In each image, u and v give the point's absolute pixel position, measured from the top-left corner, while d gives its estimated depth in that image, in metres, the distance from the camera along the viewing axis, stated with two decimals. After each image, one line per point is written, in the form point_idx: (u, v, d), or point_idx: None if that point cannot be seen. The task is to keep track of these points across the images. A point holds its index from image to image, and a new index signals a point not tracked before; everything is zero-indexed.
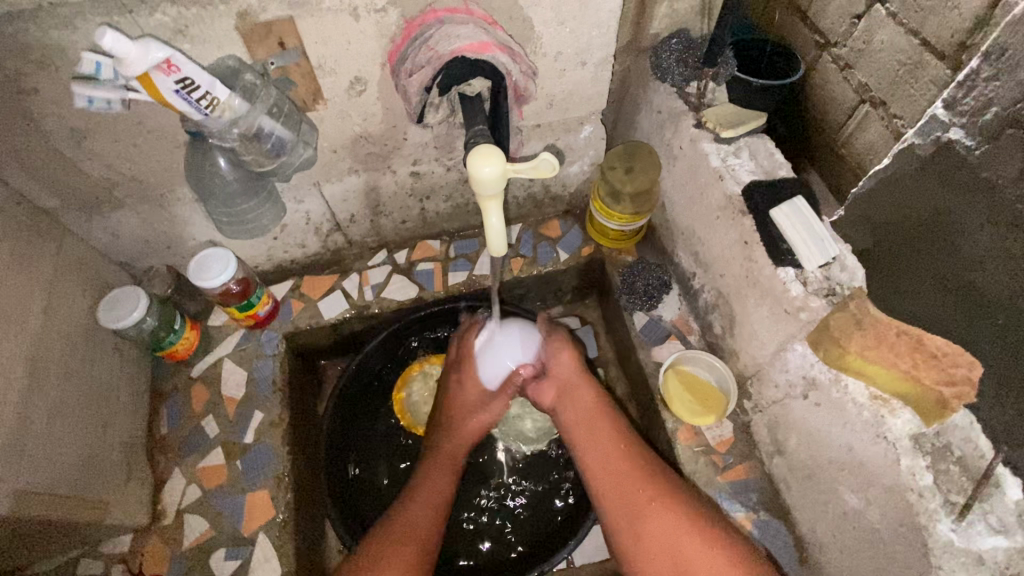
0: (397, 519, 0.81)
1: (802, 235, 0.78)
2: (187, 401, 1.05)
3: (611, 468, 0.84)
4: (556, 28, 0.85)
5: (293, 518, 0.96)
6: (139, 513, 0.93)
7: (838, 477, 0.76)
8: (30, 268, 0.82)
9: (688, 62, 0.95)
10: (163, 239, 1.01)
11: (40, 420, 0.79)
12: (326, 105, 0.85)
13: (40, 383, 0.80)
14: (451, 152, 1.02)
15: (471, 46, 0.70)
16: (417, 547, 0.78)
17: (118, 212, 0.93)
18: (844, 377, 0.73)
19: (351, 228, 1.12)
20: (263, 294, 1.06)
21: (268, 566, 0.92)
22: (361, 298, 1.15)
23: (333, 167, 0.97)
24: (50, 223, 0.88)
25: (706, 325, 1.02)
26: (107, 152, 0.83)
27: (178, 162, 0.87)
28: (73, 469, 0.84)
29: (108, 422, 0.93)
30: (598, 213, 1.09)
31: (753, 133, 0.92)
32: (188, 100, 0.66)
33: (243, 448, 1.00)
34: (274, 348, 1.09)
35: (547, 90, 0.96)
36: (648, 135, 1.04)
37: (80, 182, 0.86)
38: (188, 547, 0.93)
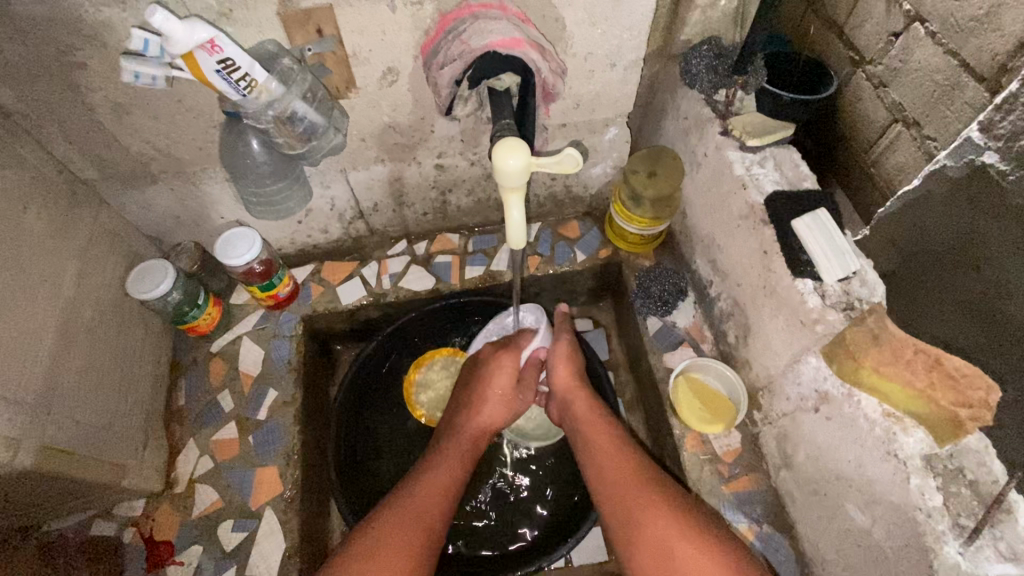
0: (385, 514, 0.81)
1: (822, 245, 0.78)
2: (205, 375, 1.07)
3: (608, 464, 0.85)
4: (587, 29, 0.86)
5: (299, 495, 0.98)
6: (152, 480, 0.96)
7: (844, 492, 0.75)
8: (66, 235, 0.86)
9: (718, 69, 0.95)
10: (193, 216, 1.04)
11: (67, 381, 0.82)
12: (358, 94, 0.87)
13: (69, 346, 0.83)
14: (476, 147, 1.03)
15: (503, 41, 0.71)
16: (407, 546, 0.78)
17: (152, 187, 0.96)
18: (857, 392, 0.72)
19: (374, 216, 1.14)
20: (285, 276, 1.09)
21: (273, 539, 0.94)
22: (379, 286, 1.17)
23: (360, 154, 0.99)
24: (88, 192, 0.92)
25: (719, 334, 1.02)
26: (146, 128, 0.86)
27: (213, 141, 0.90)
28: (94, 431, 0.86)
29: (129, 388, 0.95)
30: (618, 216, 1.10)
31: (780, 144, 0.91)
32: (227, 80, 0.69)
33: (256, 424, 1.03)
34: (291, 330, 1.12)
35: (574, 89, 0.97)
36: (673, 141, 1.04)
37: (119, 155, 0.89)
38: (197, 515, 0.96)
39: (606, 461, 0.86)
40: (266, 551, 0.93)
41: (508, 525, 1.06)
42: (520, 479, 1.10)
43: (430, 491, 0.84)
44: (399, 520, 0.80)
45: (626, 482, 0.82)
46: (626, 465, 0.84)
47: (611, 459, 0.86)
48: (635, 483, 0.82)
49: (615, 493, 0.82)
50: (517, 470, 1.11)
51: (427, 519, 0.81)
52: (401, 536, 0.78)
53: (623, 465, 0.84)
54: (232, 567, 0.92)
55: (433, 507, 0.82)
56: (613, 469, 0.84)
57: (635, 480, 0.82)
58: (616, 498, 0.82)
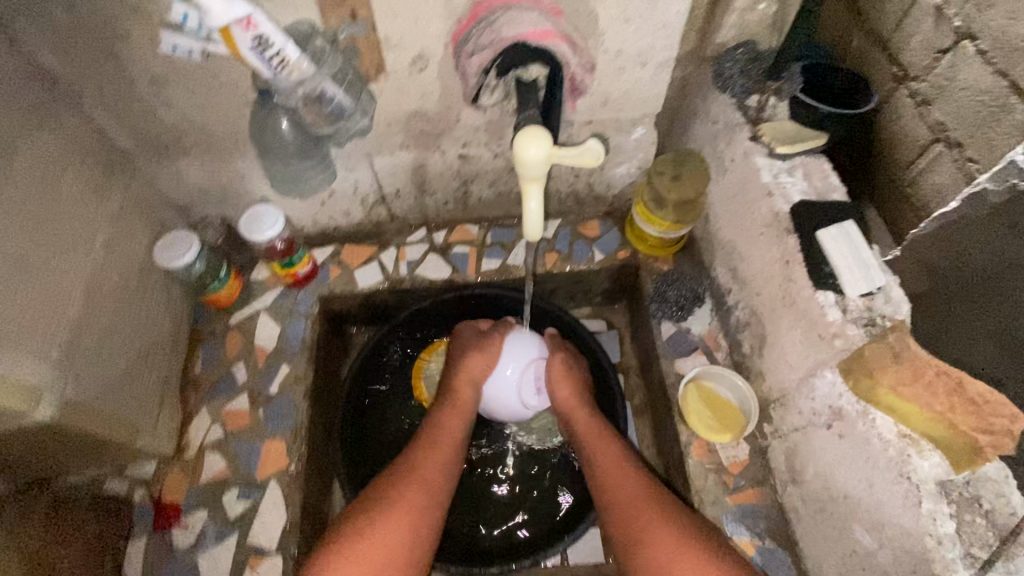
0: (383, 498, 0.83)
1: (847, 260, 0.77)
2: (222, 346, 1.10)
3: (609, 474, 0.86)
4: (620, 25, 0.86)
5: (304, 471, 0.99)
6: (165, 443, 0.99)
7: (852, 513, 0.74)
8: (99, 200, 0.89)
9: (751, 73, 0.95)
10: (221, 191, 1.06)
11: (91, 341, 0.85)
12: (387, 79, 0.88)
13: (95, 306, 0.86)
14: (500, 139, 1.03)
15: (535, 33, 0.71)
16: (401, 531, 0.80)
17: (184, 159, 0.99)
18: (873, 411, 0.70)
19: (395, 202, 1.15)
20: (305, 256, 1.11)
21: (275, 511, 0.95)
22: (396, 272, 1.18)
23: (385, 139, 1.00)
24: (123, 160, 0.95)
25: (734, 343, 1.00)
26: (181, 101, 0.88)
27: (244, 118, 0.92)
28: (114, 392, 0.89)
29: (149, 353, 0.98)
30: (640, 218, 1.09)
31: (812, 153, 0.89)
32: (260, 57, 0.70)
33: (267, 398, 1.05)
34: (308, 309, 1.13)
35: (603, 86, 0.96)
36: (701, 145, 1.03)
37: (155, 126, 0.92)
38: (205, 482, 0.98)
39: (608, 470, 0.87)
40: (268, 522, 0.94)
41: (506, 515, 1.06)
42: (522, 474, 1.09)
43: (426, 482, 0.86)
44: (397, 507, 0.82)
45: (628, 491, 0.83)
46: (626, 476, 0.85)
47: (614, 468, 0.87)
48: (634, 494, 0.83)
49: (615, 503, 0.83)
50: (519, 464, 1.10)
51: (422, 506, 0.83)
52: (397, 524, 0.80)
53: (624, 477, 0.85)
54: (235, 535, 0.94)
55: (427, 490, 0.85)
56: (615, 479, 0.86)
57: (635, 491, 0.83)
58: (616, 506, 0.83)
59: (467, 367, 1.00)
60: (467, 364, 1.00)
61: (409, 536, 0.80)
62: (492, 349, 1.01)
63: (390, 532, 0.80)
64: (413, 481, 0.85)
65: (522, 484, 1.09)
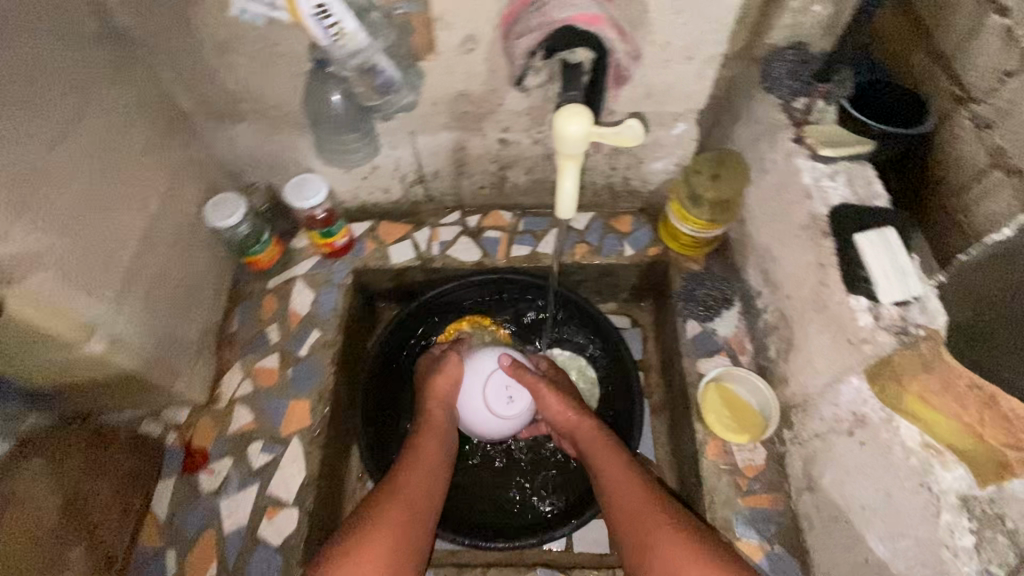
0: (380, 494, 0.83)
1: (886, 268, 0.75)
2: (258, 307, 1.15)
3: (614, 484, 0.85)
4: (670, 17, 0.86)
5: (324, 432, 1.03)
6: (199, 392, 1.04)
7: (868, 522, 0.72)
8: (159, 157, 0.94)
9: (800, 74, 0.93)
10: (269, 158, 1.11)
11: (142, 286, 0.90)
12: (436, 58, 0.90)
13: (147, 254, 0.91)
14: (540, 125, 1.05)
15: (582, 17, 0.73)
16: (399, 527, 0.79)
17: (239, 125, 1.04)
18: (898, 419, 0.69)
19: (433, 182, 1.18)
20: (343, 228, 1.15)
21: (296, 467, 0.99)
22: (428, 251, 1.21)
23: (429, 119, 1.03)
24: (183, 121, 1.01)
25: (761, 347, 0.99)
26: (242, 67, 0.93)
27: (298, 87, 0.96)
28: (158, 336, 0.94)
29: (192, 305, 1.04)
30: (674, 216, 1.08)
31: (855, 159, 0.87)
32: (319, 25, 0.73)
33: (296, 360, 1.09)
34: (341, 280, 1.17)
35: (647, 79, 0.96)
36: (742, 146, 1.02)
37: (216, 91, 0.97)
38: (232, 433, 1.03)
39: (614, 478, 0.86)
40: (288, 476, 0.98)
41: (516, 496, 1.08)
42: (535, 457, 1.11)
43: (419, 480, 0.86)
44: (392, 503, 0.81)
45: (634, 502, 0.82)
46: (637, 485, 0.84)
47: (624, 475, 0.86)
48: (643, 503, 0.81)
49: (624, 511, 0.82)
50: (532, 447, 1.11)
51: (419, 502, 0.83)
52: (392, 518, 0.79)
53: (631, 484, 0.84)
54: (256, 485, 0.98)
55: (417, 492, 0.85)
56: (620, 489, 0.85)
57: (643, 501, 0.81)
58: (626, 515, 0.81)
59: (434, 388, 1.00)
60: (435, 386, 1.00)
61: (406, 534, 0.79)
62: (456, 368, 1.01)
63: (390, 524, 0.78)
64: (402, 486, 0.84)
65: (535, 467, 1.10)
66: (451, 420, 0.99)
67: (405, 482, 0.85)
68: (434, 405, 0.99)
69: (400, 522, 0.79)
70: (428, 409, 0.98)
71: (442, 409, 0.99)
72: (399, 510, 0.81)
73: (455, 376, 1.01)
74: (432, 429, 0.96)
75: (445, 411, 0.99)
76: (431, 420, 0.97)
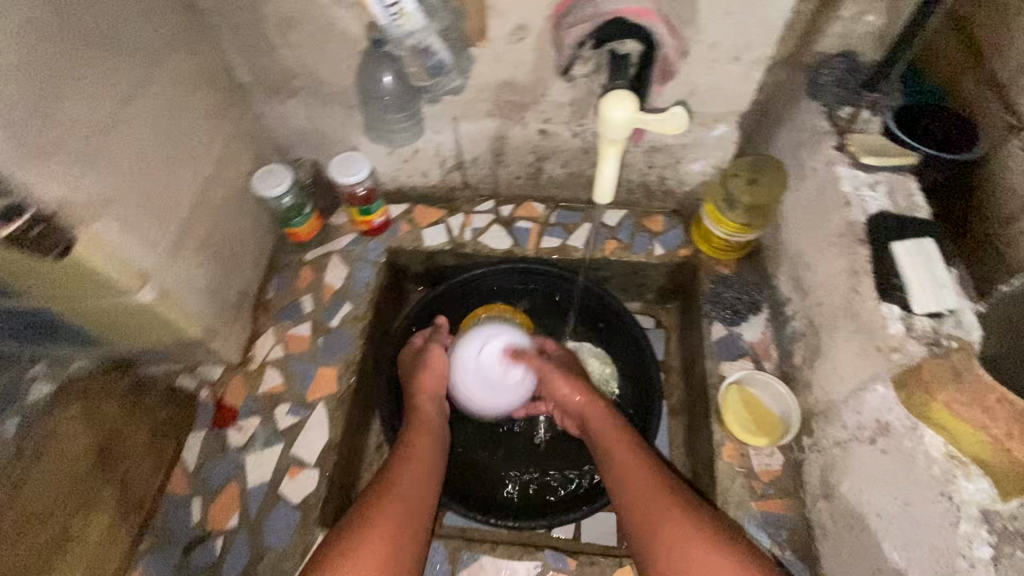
0: (379, 485, 0.83)
1: (923, 280, 0.75)
2: (295, 277, 1.19)
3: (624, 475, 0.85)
4: (720, 17, 0.87)
5: (349, 400, 1.07)
6: (233, 352, 1.09)
7: (884, 531, 0.71)
8: (217, 124, 0.99)
9: (847, 83, 0.93)
10: (317, 135, 1.16)
11: (191, 244, 0.95)
12: (487, 45, 0.93)
13: (198, 214, 0.96)
14: (581, 119, 1.06)
15: (632, 9, 0.74)
16: (401, 516, 0.79)
17: (292, 100, 1.09)
18: (922, 428, 0.68)
19: (471, 169, 1.21)
20: (381, 207, 1.18)
21: (319, 431, 1.03)
22: (461, 236, 1.23)
23: (473, 105, 1.06)
24: (241, 93, 1.06)
25: (786, 355, 0.99)
26: (300, 43, 0.97)
27: (351, 66, 1.00)
28: (202, 294, 0.99)
29: (234, 268, 1.08)
30: (708, 218, 1.09)
31: (897, 170, 0.86)
32: (381, 4, 0.76)
33: (327, 330, 1.13)
34: (375, 257, 1.21)
35: (692, 78, 0.97)
36: (782, 152, 1.02)
37: (273, 66, 1.02)
38: (262, 393, 1.07)
39: (624, 467, 0.86)
40: (312, 438, 1.02)
41: (527, 481, 1.10)
42: (550, 445, 1.12)
43: (415, 469, 0.87)
44: (391, 494, 0.81)
45: (644, 494, 0.81)
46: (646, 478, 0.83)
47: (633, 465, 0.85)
48: (655, 495, 0.80)
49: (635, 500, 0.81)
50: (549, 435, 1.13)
51: (417, 491, 0.84)
52: (391, 508, 0.80)
53: (640, 476, 0.83)
54: (280, 444, 1.02)
55: (415, 481, 0.85)
56: (631, 479, 0.84)
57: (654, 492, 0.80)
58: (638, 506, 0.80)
59: (421, 384, 1.01)
60: (421, 381, 1.01)
61: (408, 522, 0.79)
62: (439, 360, 1.03)
63: (391, 513, 0.79)
64: (400, 476, 0.85)
65: (549, 455, 1.12)
66: (439, 415, 1.00)
67: (402, 471, 0.86)
68: (422, 399, 1.00)
69: (401, 510, 0.80)
70: (417, 403, 1.00)
71: (432, 401, 1.00)
72: (398, 500, 0.81)
73: (438, 370, 1.02)
74: (422, 423, 0.97)
75: (434, 406, 1.00)
76: (421, 413, 0.98)
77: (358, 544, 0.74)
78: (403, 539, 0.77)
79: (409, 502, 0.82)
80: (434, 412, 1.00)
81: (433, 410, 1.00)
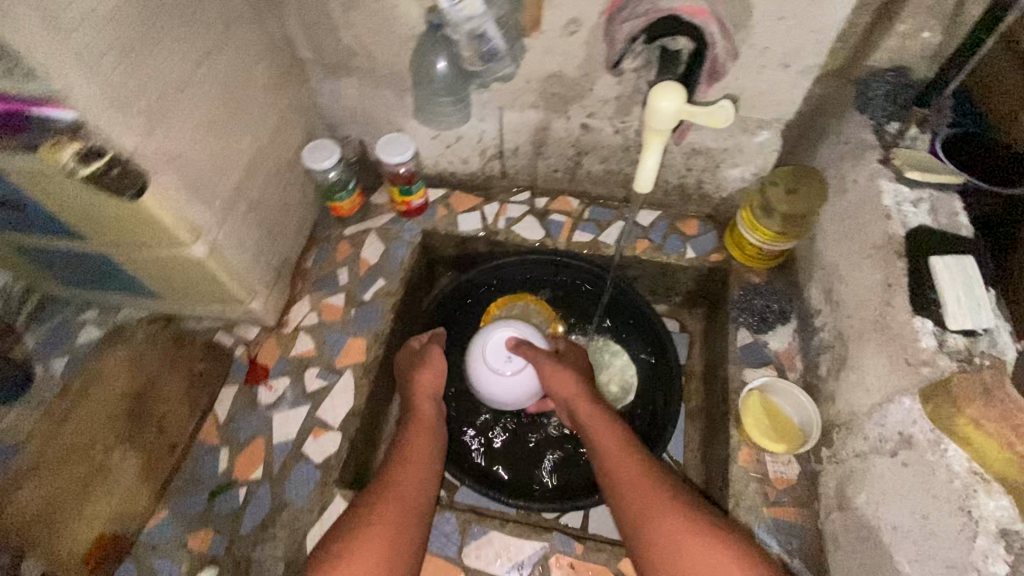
0: (379, 485, 0.86)
1: (958, 294, 0.74)
2: (333, 250, 1.24)
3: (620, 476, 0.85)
4: (773, 22, 0.88)
5: (374, 371, 1.10)
6: (270, 314, 1.14)
7: (898, 544, 0.71)
8: (275, 96, 1.04)
9: (898, 99, 0.92)
10: (366, 114, 1.20)
11: (242, 206, 1.00)
12: (539, 36, 0.96)
13: (251, 179, 1.01)
14: (624, 116, 1.08)
15: (689, 8, 0.75)
16: (396, 517, 0.81)
17: (347, 79, 1.13)
18: (947, 442, 0.68)
19: (511, 159, 1.24)
20: (421, 189, 1.21)
21: (345, 397, 1.07)
22: (495, 224, 1.26)
23: (520, 95, 1.09)
24: (299, 68, 1.11)
25: (811, 366, 0.98)
26: (360, 24, 1.01)
27: (407, 49, 1.04)
28: (248, 255, 1.04)
29: (278, 235, 1.13)
30: (743, 224, 1.09)
31: (944, 188, 0.86)
32: None
33: (359, 302, 1.17)
34: (411, 238, 1.25)
35: (739, 82, 0.98)
36: (824, 163, 1.02)
37: (333, 45, 1.07)
38: (293, 356, 1.12)
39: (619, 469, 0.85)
40: (337, 403, 1.06)
41: (540, 467, 1.11)
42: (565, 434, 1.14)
43: (412, 470, 0.89)
44: (387, 498, 0.83)
45: (639, 498, 0.81)
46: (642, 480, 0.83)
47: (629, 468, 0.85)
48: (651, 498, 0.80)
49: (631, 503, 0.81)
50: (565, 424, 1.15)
51: (414, 491, 0.86)
52: (387, 508, 0.82)
53: (635, 479, 0.83)
54: (307, 406, 1.06)
55: (411, 483, 0.87)
56: (627, 482, 0.84)
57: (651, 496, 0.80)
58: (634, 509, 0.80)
59: (418, 383, 1.02)
60: (418, 379, 1.02)
61: (404, 520, 0.82)
62: (439, 359, 1.04)
63: (387, 514, 0.81)
64: (397, 479, 0.86)
65: (563, 444, 1.13)
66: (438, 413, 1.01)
67: (399, 473, 0.87)
68: (419, 397, 1.01)
69: (396, 511, 0.82)
70: (416, 401, 1.01)
71: (429, 400, 1.01)
72: (394, 502, 0.83)
73: (436, 369, 1.03)
74: (421, 421, 0.98)
75: (431, 405, 1.01)
76: (419, 411, 0.99)
77: (356, 543, 0.77)
78: (399, 537, 0.80)
79: (405, 502, 0.84)
80: (431, 411, 1.00)
81: (430, 408, 1.00)
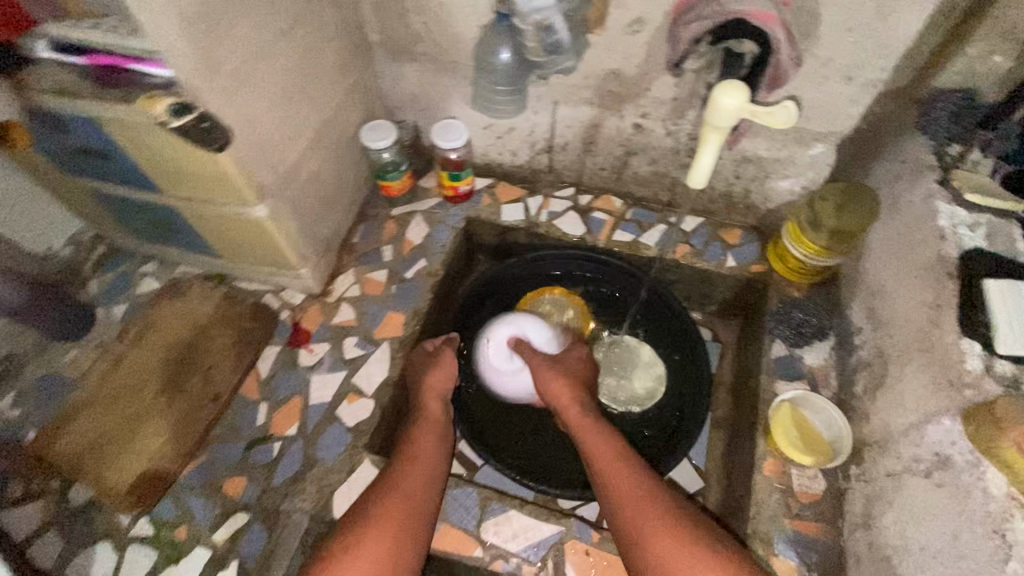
0: (385, 482, 0.89)
1: (1009, 320, 0.73)
2: (380, 227, 1.28)
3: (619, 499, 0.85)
4: (840, 34, 0.88)
5: (410, 346, 1.14)
6: (317, 282, 1.19)
7: (924, 564, 0.70)
8: (343, 74, 1.09)
9: (964, 119, 0.91)
10: (425, 99, 1.24)
11: (304, 174, 1.05)
12: (603, 33, 0.98)
13: (314, 150, 1.07)
14: (678, 118, 1.09)
15: (757, 13, 0.76)
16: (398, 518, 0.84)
17: (410, 64, 1.18)
18: (985, 464, 0.67)
19: (560, 154, 1.26)
20: (469, 175, 1.25)
21: (380, 367, 1.11)
22: (537, 217, 1.28)
23: (576, 91, 1.11)
24: (367, 50, 1.16)
25: (846, 383, 0.97)
26: (430, 11, 1.06)
27: (472, 37, 1.07)
28: (304, 222, 1.09)
29: (331, 207, 1.18)
30: (789, 237, 1.08)
31: (1004, 215, 0.85)
32: None
33: (400, 279, 1.21)
34: (455, 223, 1.28)
35: (798, 92, 0.98)
36: (878, 181, 1.00)
37: (402, 29, 1.11)
38: (334, 324, 1.16)
39: (618, 490, 0.86)
40: (372, 372, 1.10)
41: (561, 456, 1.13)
42: None
43: (416, 468, 0.91)
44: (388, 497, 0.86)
45: (637, 527, 0.82)
46: (640, 506, 0.83)
47: (629, 491, 0.85)
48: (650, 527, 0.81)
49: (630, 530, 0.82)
50: None
51: (418, 490, 0.88)
52: (390, 508, 0.85)
53: (634, 505, 0.84)
54: (343, 372, 1.10)
55: (415, 480, 0.89)
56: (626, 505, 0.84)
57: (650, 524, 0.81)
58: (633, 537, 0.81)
59: (427, 382, 1.03)
60: (427, 379, 1.03)
61: (407, 520, 0.85)
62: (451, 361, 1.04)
63: (390, 514, 0.84)
64: (401, 477, 0.89)
65: None
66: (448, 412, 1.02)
67: (405, 471, 0.90)
68: (428, 395, 1.02)
69: (399, 511, 0.85)
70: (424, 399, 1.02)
71: (439, 398, 1.02)
72: (396, 502, 0.86)
73: (448, 370, 1.04)
74: (430, 420, 1.00)
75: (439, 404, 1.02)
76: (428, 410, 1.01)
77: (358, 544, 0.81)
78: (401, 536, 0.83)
79: (409, 500, 0.87)
80: (439, 411, 1.01)
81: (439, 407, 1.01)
